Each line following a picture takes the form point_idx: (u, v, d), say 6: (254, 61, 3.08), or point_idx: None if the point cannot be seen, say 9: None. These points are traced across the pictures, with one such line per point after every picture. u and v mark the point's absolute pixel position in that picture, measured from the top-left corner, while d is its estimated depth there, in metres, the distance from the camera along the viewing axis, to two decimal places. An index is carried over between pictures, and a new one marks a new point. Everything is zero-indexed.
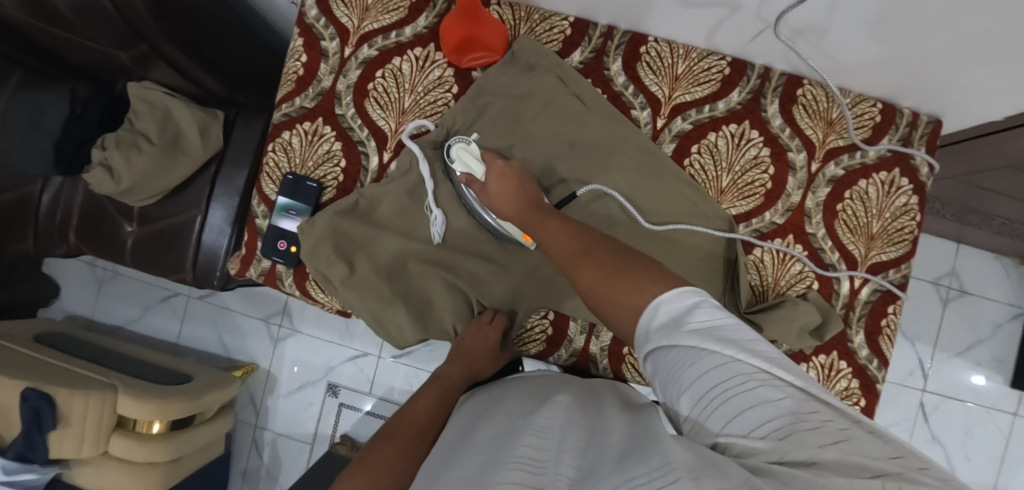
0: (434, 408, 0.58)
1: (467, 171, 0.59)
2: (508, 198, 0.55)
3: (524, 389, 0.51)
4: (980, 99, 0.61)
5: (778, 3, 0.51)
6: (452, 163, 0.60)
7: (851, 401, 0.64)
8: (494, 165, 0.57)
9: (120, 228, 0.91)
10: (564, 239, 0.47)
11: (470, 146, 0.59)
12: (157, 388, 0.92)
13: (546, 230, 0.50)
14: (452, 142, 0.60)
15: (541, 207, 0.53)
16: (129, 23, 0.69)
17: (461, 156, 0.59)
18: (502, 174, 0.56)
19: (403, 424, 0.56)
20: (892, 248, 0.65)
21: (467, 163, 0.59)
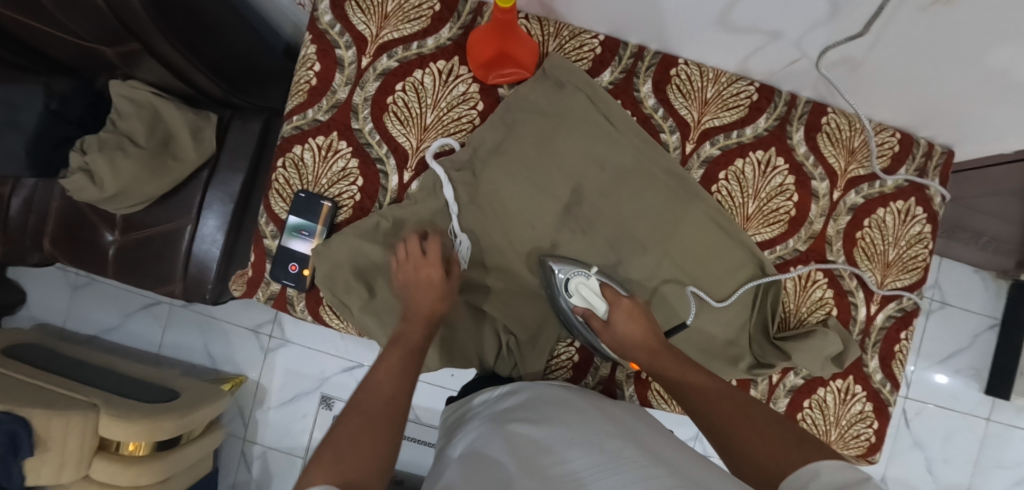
0: (397, 373, 0.51)
1: (585, 304, 0.58)
2: (639, 340, 0.56)
3: (548, 401, 0.50)
4: (996, 135, 0.62)
5: (824, 35, 0.51)
6: (569, 295, 0.58)
7: (866, 423, 0.66)
8: (621, 304, 0.57)
9: (102, 236, 0.84)
10: (708, 392, 0.51)
11: (592, 281, 0.58)
12: (142, 406, 0.87)
13: (684, 377, 0.53)
14: (572, 269, 0.58)
15: (672, 352, 0.56)
16: (124, 25, 0.62)
17: (581, 291, 0.58)
18: (629, 313, 0.57)
19: (369, 392, 0.50)
20: (907, 275, 0.67)
21: (589, 299, 0.58)
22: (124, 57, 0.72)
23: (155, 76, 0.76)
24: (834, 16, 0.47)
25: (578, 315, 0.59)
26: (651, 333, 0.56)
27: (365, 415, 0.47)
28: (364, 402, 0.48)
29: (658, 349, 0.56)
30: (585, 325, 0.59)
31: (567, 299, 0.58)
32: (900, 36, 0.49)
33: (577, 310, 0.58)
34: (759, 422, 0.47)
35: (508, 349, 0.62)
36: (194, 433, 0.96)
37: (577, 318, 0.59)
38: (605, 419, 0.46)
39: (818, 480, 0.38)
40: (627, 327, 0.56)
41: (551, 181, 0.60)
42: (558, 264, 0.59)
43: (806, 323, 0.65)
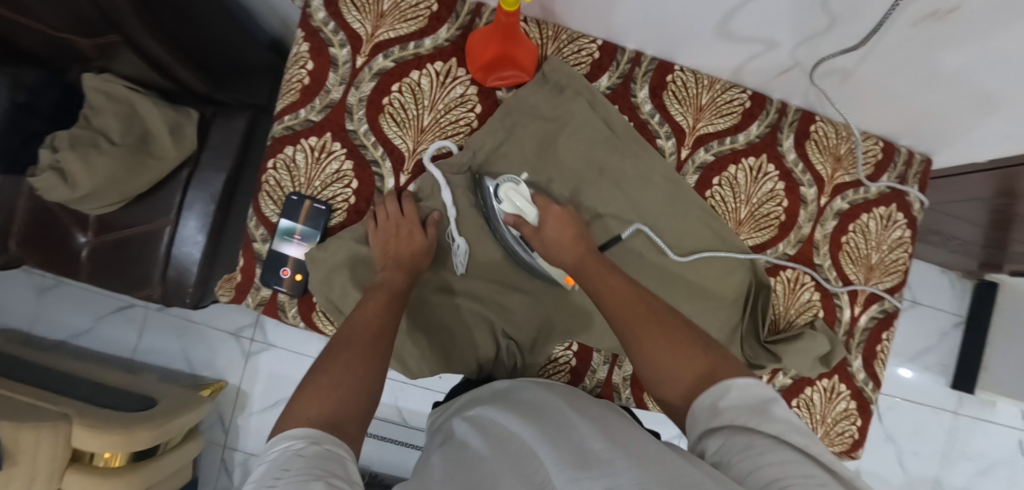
0: (384, 310, 0.52)
1: (516, 211, 0.57)
2: (567, 247, 0.55)
3: (534, 392, 0.50)
4: (971, 145, 0.66)
5: (820, 46, 0.52)
6: (499, 202, 0.58)
7: (849, 421, 0.68)
8: (550, 212, 0.56)
9: (74, 237, 0.81)
10: (627, 293, 0.49)
11: (523, 187, 0.57)
12: (117, 415, 0.83)
13: (604, 282, 0.51)
14: (502, 180, 0.58)
15: (601, 261, 0.53)
16: (103, 15, 0.59)
17: (512, 198, 0.57)
18: (560, 221, 0.56)
19: (358, 327, 0.50)
20: (888, 278, 0.69)
21: (519, 205, 0.57)
22: (100, 49, 0.69)
23: (133, 69, 0.73)
24: (830, 27, 0.49)
25: (510, 227, 0.58)
26: (578, 239, 0.55)
27: (352, 346, 0.48)
28: (351, 335, 0.49)
29: (586, 258, 0.53)
30: (519, 239, 0.59)
31: (498, 207, 0.58)
32: (891, 50, 0.51)
33: (509, 221, 0.57)
34: (668, 323, 0.46)
35: (508, 354, 0.62)
36: (172, 443, 0.92)
37: (508, 229, 0.58)
38: (595, 405, 0.46)
39: (729, 401, 0.38)
40: (559, 235, 0.55)
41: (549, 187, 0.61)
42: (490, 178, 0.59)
43: (794, 325, 0.67)
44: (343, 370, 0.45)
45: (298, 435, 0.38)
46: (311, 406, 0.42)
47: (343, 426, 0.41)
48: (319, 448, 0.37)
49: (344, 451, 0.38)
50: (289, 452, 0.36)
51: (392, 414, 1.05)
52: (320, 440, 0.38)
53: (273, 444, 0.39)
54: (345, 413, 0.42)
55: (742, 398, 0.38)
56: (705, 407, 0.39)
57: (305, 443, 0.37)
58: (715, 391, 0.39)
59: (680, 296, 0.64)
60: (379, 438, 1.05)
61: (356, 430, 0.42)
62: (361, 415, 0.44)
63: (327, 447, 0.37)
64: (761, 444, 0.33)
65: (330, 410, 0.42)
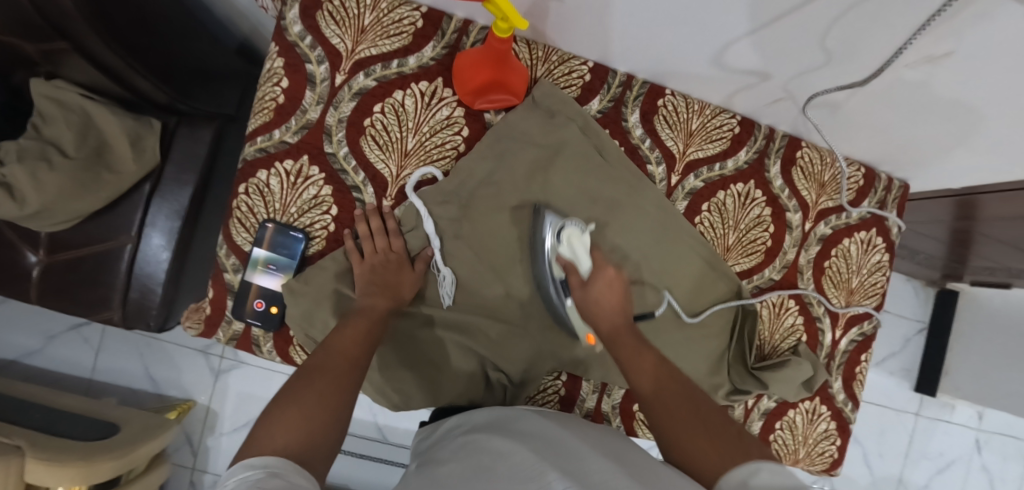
0: (363, 338, 0.49)
1: (571, 257, 0.57)
2: (608, 309, 0.55)
3: (523, 420, 0.48)
4: (945, 173, 0.68)
5: (814, 79, 0.52)
6: (557, 242, 0.57)
7: (830, 441, 0.70)
8: (604, 273, 0.57)
9: (22, 256, 0.74)
10: (657, 372, 0.50)
11: (586, 237, 0.57)
12: (74, 445, 0.77)
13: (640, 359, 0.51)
14: (568, 221, 0.57)
15: (635, 335, 0.54)
16: (49, 23, 0.53)
17: (572, 243, 0.56)
18: (609, 284, 0.56)
19: (335, 352, 0.47)
20: (867, 301, 0.71)
21: (577, 252, 0.57)
22: (48, 55, 0.63)
23: (86, 77, 0.67)
24: (826, 63, 0.49)
25: (557, 269, 0.57)
26: (620, 308, 0.55)
27: (327, 371, 0.45)
28: (329, 361, 0.46)
29: (620, 327, 0.54)
30: (559, 282, 0.58)
31: (554, 245, 0.57)
32: (883, 86, 0.51)
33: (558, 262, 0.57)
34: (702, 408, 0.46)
35: (497, 386, 0.60)
36: (134, 471, 0.87)
37: (553, 269, 0.57)
38: (585, 436, 0.44)
39: (760, 479, 0.37)
40: (605, 296, 0.56)
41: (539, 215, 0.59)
42: (552, 216, 0.58)
43: (778, 350, 0.68)
44: (315, 399, 0.42)
45: (259, 465, 0.35)
46: (280, 433, 0.38)
47: (310, 460, 0.38)
48: (281, 481, 0.33)
49: (308, 484, 0.35)
50: (246, 484, 0.32)
51: (372, 433, 1.03)
52: (283, 473, 0.35)
53: (226, 476, 0.35)
54: (315, 445, 0.39)
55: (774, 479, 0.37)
56: (735, 481, 0.38)
57: (263, 474, 0.34)
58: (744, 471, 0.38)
59: (670, 324, 0.63)
60: (360, 456, 1.01)
61: (324, 465, 0.39)
62: (328, 450, 0.40)
63: (290, 479, 0.34)
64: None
65: (299, 442, 0.38)
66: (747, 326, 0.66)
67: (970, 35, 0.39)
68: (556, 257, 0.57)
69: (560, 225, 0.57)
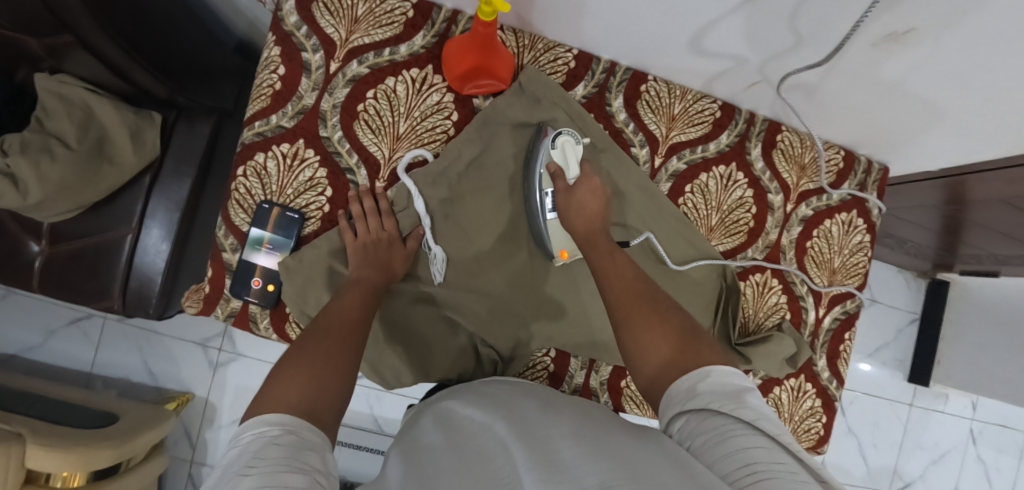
0: (361, 303, 0.51)
1: (562, 162, 0.59)
2: (588, 215, 0.57)
3: (516, 390, 0.49)
4: (922, 154, 0.70)
5: (787, 61, 0.55)
6: (552, 147, 0.59)
7: (815, 418, 0.71)
8: (591, 181, 0.59)
9: (25, 247, 0.76)
10: (626, 272, 0.53)
11: (579, 148, 0.60)
12: (74, 433, 0.79)
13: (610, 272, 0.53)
14: (564, 131, 0.60)
15: (609, 240, 0.56)
16: (54, 16, 0.56)
17: (565, 149, 0.59)
18: (592, 191, 0.58)
19: (337, 317, 0.49)
20: (850, 280, 0.73)
21: (567, 160, 0.59)
22: (51, 49, 0.65)
23: (89, 71, 0.69)
24: (796, 45, 0.51)
25: (546, 181, 0.59)
26: (600, 212, 0.58)
27: (330, 333, 0.47)
28: (331, 324, 0.48)
29: (596, 231, 0.56)
30: (548, 193, 0.59)
31: (548, 151, 0.59)
32: (852, 67, 0.53)
33: (548, 167, 0.59)
34: (664, 312, 0.49)
35: (487, 361, 0.63)
36: (134, 460, 0.88)
37: (542, 180, 0.59)
38: (583, 407, 0.46)
39: (706, 386, 0.39)
40: (586, 202, 0.58)
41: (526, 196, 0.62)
42: (550, 129, 0.60)
43: (763, 327, 0.69)
44: (321, 359, 0.44)
45: (275, 421, 0.36)
46: (290, 389, 0.40)
47: (319, 415, 0.40)
48: (296, 439, 0.35)
49: (322, 443, 0.37)
50: (264, 439, 0.34)
51: (370, 424, 1.04)
52: (297, 430, 0.36)
53: (243, 430, 0.37)
54: (323, 401, 0.41)
55: (722, 385, 0.39)
56: (682, 389, 0.40)
57: (280, 431, 0.35)
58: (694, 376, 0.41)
59: None
60: (349, 445, 1.00)
61: (332, 421, 0.41)
62: (337, 408, 0.42)
63: (305, 438, 0.36)
64: (733, 431, 0.34)
65: (308, 398, 0.40)
66: (732, 304, 0.67)
67: (925, 10, 0.41)
68: (547, 162, 0.59)
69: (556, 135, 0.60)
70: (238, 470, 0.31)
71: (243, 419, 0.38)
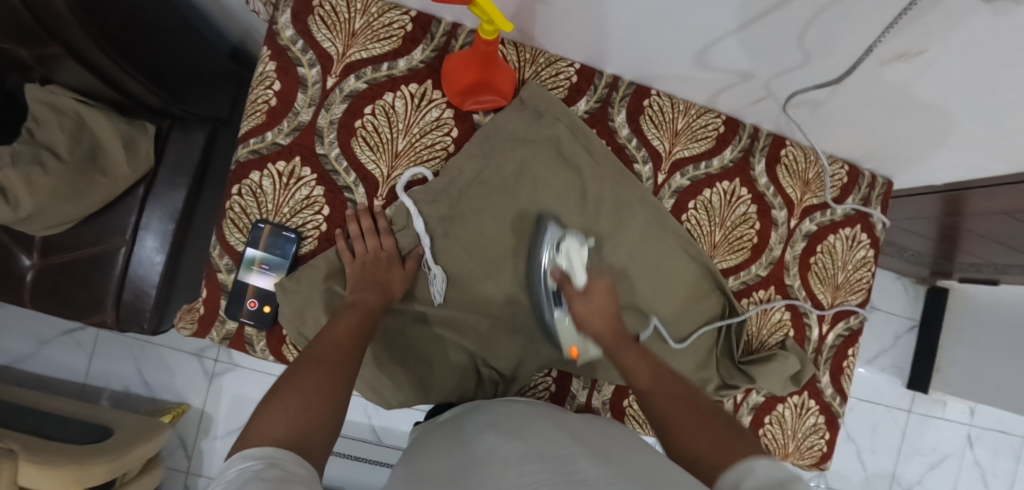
0: (355, 329, 0.50)
1: (567, 269, 0.57)
2: (602, 317, 0.56)
3: (516, 416, 0.48)
4: (927, 169, 0.70)
5: (793, 78, 0.54)
6: (556, 253, 0.57)
7: (819, 434, 0.71)
8: (598, 285, 0.58)
9: (15, 259, 0.75)
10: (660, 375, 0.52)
11: (584, 253, 0.57)
12: (67, 448, 0.77)
13: (641, 366, 0.53)
14: (568, 234, 0.58)
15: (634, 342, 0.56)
16: (41, 25, 0.54)
17: (570, 255, 0.57)
18: (602, 293, 0.58)
19: (327, 343, 0.47)
20: (853, 296, 0.72)
21: (573, 266, 0.57)
22: (39, 59, 0.64)
23: (79, 81, 0.68)
24: (803, 62, 0.50)
25: (551, 281, 0.58)
26: (615, 314, 0.57)
27: (321, 360, 0.46)
28: (322, 351, 0.46)
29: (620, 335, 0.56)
30: (552, 293, 0.58)
31: (550, 257, 0.57)
32: (859, 85, 0.53)
33: (551, 273, 0.57)
34: (706, 413, 0.48)
35: (488, 381, 0.61)
36: (128, 474, 0.87)
37: (546, 280, 0.58)
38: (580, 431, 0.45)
39: (752, 479, 0.36)
40: (597, 302, 0.57)
41: (528, 232, 0.60)
42: (553, 227, 0.58)
43: (766, 345, 0.69)
44: (312, 390, 0.42)
45: (258, 455, 0.35)
46: (278, 423, 0.39)
47: (307, 450, 0.39)
48: (281, 471, 0.34)
49: (309, 474, 0.36)
50: (246, 474, 0.33)
51: (368, 434, 1.03)
52: (282, 463, 0.35)
53: (228, 467, 0.36)
54: (311, 434, 0.40)
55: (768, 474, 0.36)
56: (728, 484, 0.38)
57: (264, 464, 0.34)
58: (738, 472, 0.38)
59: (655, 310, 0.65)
60: (355, 459, 1.02)
61: (320, 455, 0.40)
62: (326, 439, 0.41)
63: (290, 469, 0.35)
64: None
65: (296, 431, 0.39)
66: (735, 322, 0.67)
67: (938, 32, 0.41)
68: (551, 266, 0.58)
69: (560, 237, 0.58)
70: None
71: (230, 453, 0.37)
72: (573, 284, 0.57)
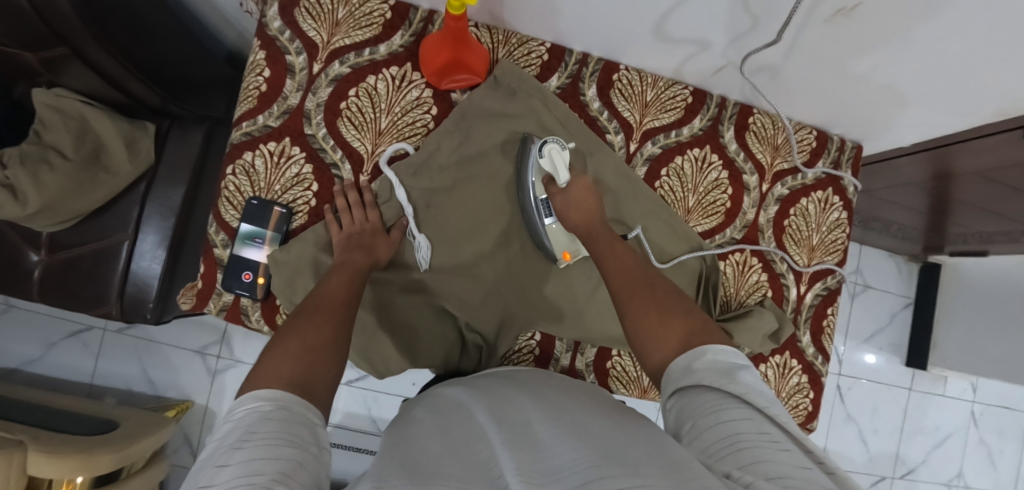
0: (348, 284, 0.53)
1: (552, 169, 0.60)
2: (581, 219, 0.59)
3: (500, 383, 0.52)
4: (892, 130, 0.72)
5: (747, 43, 0.57)
6: (541, 157, 0.61)
7: (803, 394, 0.72)
8: (579, 182, 0.61)
9: (24, 257, 0.79)
10: (628, 261, 0.55)
11: (565, 154, 0.61)
12: (74, 440, 0.79)
13: (609, 249, 0.56)
14: (550, 140, 0.61)
15: (608, 231, 0.59)
16: (49, 26, 0.58)
17: (553, 156, 0.60)
18: (584, 190, 0.61)
19: (322, 297, 0.51)
20: (830, 257, 0.74)
21: (556, 166, 0.60)
22: (47, 63, 0.68)
23: (83, 83, 0.72)
24: (753, 26, 0.53)
25: (540, 189, 0.62)
26: (596, 210, 0.60)
27: (319, 312, 0.49)
28: (319, 304, 0.50)
29: (595, 227, 0.59)
30: (541, 201, 0.62)
31: (537, 160, 0.61)
32: (812, 46, 0.56)
33: (540, 179, 0.62)
34: (662, 291, 0.52)
35: (474, 347, 0.65)
36: (134, 467, 0.89)
37: (535, 189, 0.62)
38: (551, 394, 0.48)
39: (701, 363, 0.42)
40: (581, 203, 0.60)
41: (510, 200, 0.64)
42: (538, 140, 0.62)
43: (745, 305, 0.71)
44: (313, 339, 0.46)
45: (268, 397, 0.38)
46: (282, 366, 0.42)
47: (312, 389, 0.42)
48: (289, 414, 0.37)
49: (313, 416, 0.39)
50: (259, 414, 0.36)
51: (368, 425, 1.05)
52: (288, 405, 0.38)
53: (239, 404, 0.38)
54: (314, 375, 0.43)
55: (716, 362, 0.42)
56: (679, 368, 0.44)
57: (272, 406, 0.37)
58: (690, 355, 0.44)
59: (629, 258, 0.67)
60: (355, 450, 1.03)
61: (325, 396, 0.43)
62: (328, 382, 0.44)
63: (296, 412, 0.38)
64: (727, 404, 0.38)
65: (300, 372, 0.42)
66: (711, 285, 0.69)
67: None
68: (538, 173, 0.62)
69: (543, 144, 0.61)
70: (233, 445, 0.32)
71: (239, 394, 0.40)
72: (556, 183, 0.61)
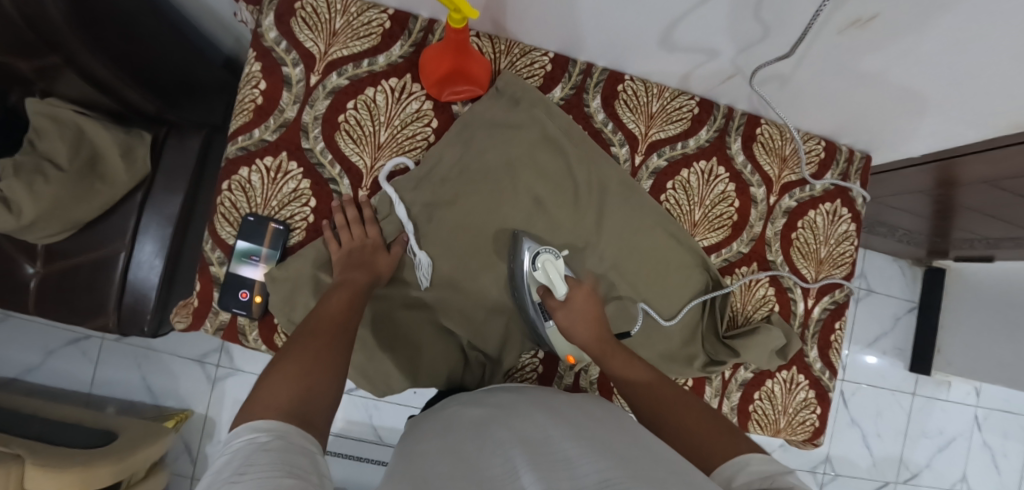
0: (348, 305, 0.52)
1: (547, 283, 0.59)
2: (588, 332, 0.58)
3: (509, 400, 0.50)
4: (903, 140, 0.71)
5: (757, 54, 0.55)
6: (535, 271, 0.60)
7: (810, 409, 0.71)
8: (578, 292, 0.60)
9: (19, 268, 0.78)
10: (647, 378, 0.55)
11: (560, 264, 0.60)
12: (72, 452, 0.78)
13: (625, 365, 0.56)
14: (543, 249, 0.60)
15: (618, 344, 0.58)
16: (38, 34, 0.57)
17: (547, 269, 0.59)
18: (585, 299, 0.60)
19: (320, 319, 0.50)
20: (838, 270, 0.73)
21: (551, 278, 0.59)
22: (40, 71, 0.67)
23: (77, 92, 0.71)
24: (765, 36, 0.52)
25: (535, 294, 0.60)
26: (599, 322, 0.59)
27: (316, 334, 0.48)
28: (316, 325, 0.49)
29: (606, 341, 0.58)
30: (538, 305, 0.60)
31: (531, 271, 0.60)
32: (826, 56, 0.54)
33: (535, 288, 0.60)
34: (691, 405, 0.51)
35: (476, 364, 0.64)
36: (134, 477, 0.89)
37: (531, 293, 0.60)
38: (560, 411, 0.47)
39: (744, 475, 0.41)
40: (581, 313, 0.59)
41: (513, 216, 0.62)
42: (529, 242, 0.61)
43: (751, 320, 0.70)
44: (311, 363, 0.44)
45: (263, 428, 0.37)
46: (280, 392, 0.41)
47: (311, 418, 0.41)
48: (286, 443, 0.35)
49: (311, 446, 0.38)
50: (254, 446, 0.34)
51: (369, 434, 1.04)
52: (286, 435, 0.37)
53: (233, 437, 0.37)
54: (313, 402, 0.42)
55: (759, 472, 0.40)
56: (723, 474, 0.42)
57: (268, 437, 0.36)
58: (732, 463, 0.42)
59: (634, 277, 0.66)
60: (360, 459, 1.00)
61: (324, 423, 0.42)
62: (327, 407, 0.43)
63: (293, 441, 0.36)
64: None
65: (298, 400, 0.41)
66: (718, 301, 0.68)
67: None
68: (533, 285, 0.60)
69: (536, 250, 0.60)
70: (229, 478, 0.31)
71: (234, 424, 0.39)
72: (554, 296, 0.59)
